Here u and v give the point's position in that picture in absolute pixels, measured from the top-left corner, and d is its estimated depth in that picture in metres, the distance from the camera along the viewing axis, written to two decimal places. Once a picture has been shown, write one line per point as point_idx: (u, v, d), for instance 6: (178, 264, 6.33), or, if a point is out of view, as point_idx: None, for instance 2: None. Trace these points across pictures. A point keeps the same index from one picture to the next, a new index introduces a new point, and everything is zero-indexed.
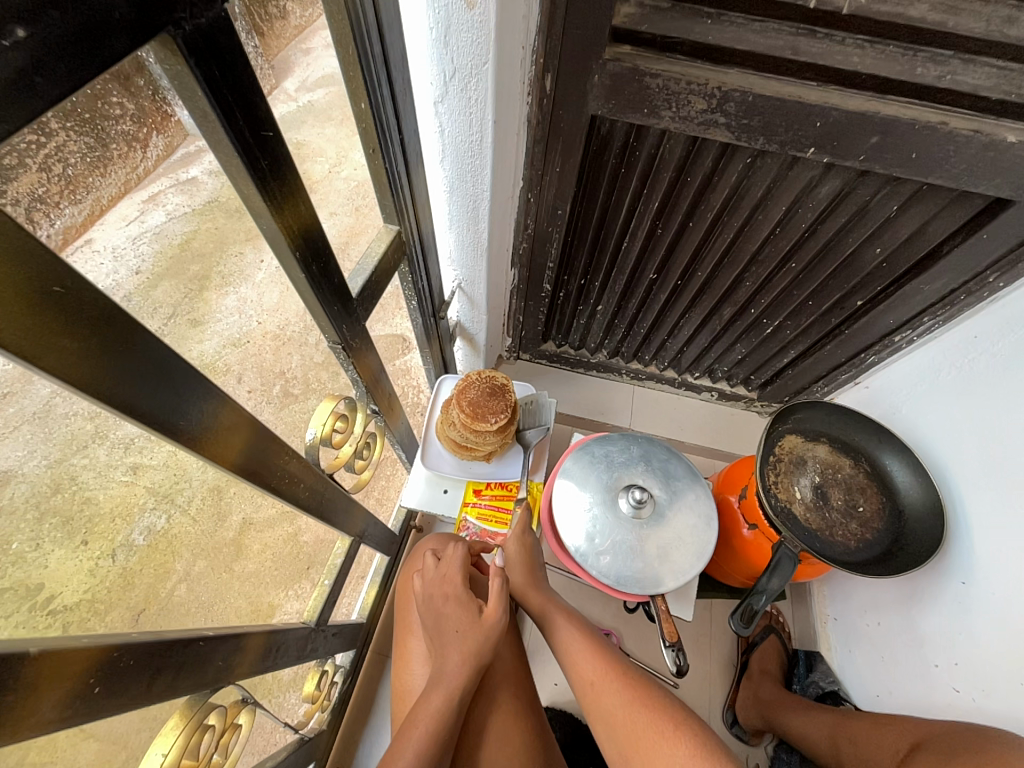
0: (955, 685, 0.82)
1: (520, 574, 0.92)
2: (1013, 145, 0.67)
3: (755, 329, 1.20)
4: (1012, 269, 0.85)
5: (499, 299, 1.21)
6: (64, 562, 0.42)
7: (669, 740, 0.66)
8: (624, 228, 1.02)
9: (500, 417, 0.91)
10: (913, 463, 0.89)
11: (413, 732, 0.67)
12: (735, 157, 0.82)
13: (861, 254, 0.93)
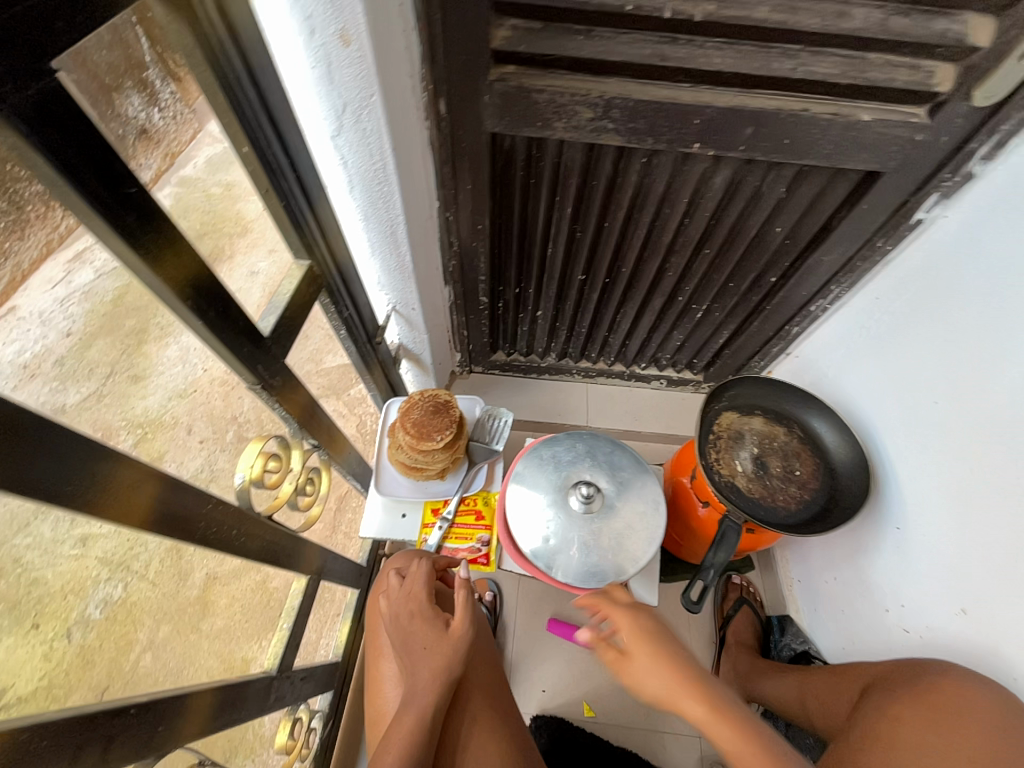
0: (904, 626, 0.87)
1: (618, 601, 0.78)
2: (869, 123, 0.74)
3: (687, 315, 1.25)
4: (898, 233, 0.92)
5: (438, 318, 1.22)
6: (14, 653, 0.42)
7: None
8: (545, 234, 1.05)
9: (445, 434, 0.92)
10: (838, 423, 0.95)
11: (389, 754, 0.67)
12: (632, 159, 0.86)
13: (765, 234, 0.99)
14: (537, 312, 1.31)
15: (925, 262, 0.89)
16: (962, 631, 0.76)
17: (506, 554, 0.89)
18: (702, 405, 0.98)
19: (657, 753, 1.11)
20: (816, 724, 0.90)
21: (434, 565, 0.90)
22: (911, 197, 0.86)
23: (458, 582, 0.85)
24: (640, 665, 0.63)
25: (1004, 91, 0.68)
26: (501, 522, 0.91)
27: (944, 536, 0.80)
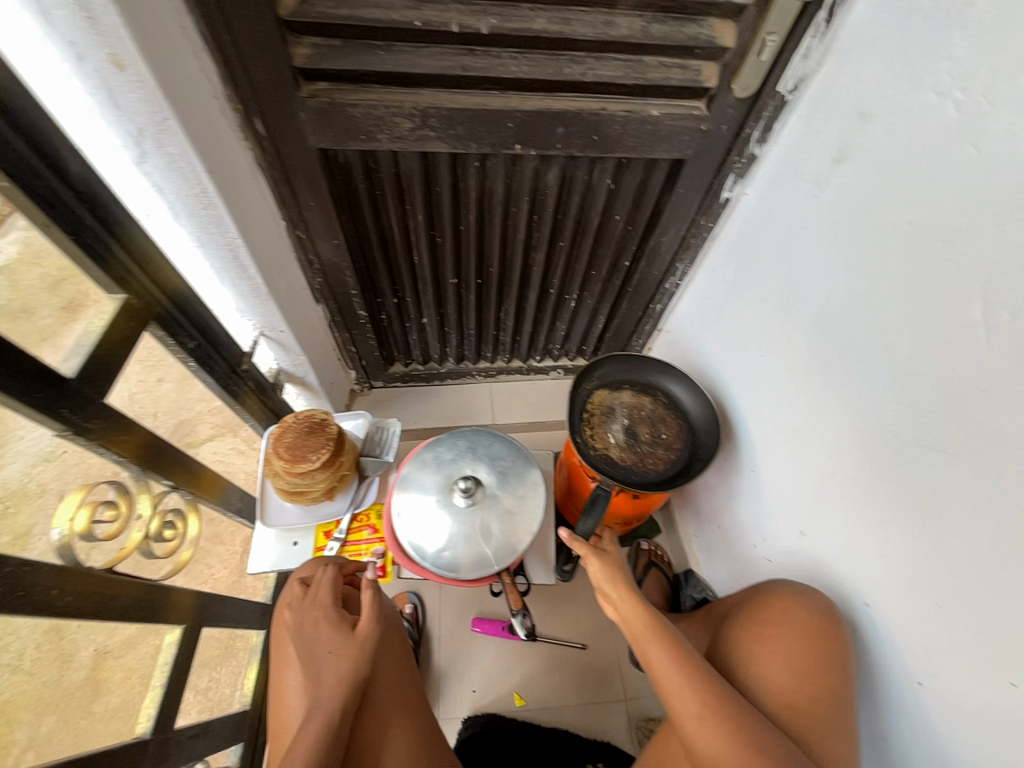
0: (768, 555, 0.97)
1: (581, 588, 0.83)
2: (660, 118, 0.83)
3: (563, 305, 1.33)
4: (715, 212, 1.04)
5: (316, 337, 1.20)
6: None
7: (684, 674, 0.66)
8: (406, 242, 1.07)
9: (321, 452, 0.91)
10: (692, 385, 1.05)
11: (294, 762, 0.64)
12: (466, 163, 0.91)
13: (607, 223, 1.07)
14: (422, 320, 1.32)
15: (738, 235, 1.02)
16: (803, 550, 0.86)
17: (397, 562, 0.89)
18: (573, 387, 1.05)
19: (589, 726, 1.14)
20: None
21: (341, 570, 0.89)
22: (714, 179, 0.98)
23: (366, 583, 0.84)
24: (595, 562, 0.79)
25: (756, 82, 0.79)
26: (390, 532, 0.91)
27: (783, 470, 0.91)
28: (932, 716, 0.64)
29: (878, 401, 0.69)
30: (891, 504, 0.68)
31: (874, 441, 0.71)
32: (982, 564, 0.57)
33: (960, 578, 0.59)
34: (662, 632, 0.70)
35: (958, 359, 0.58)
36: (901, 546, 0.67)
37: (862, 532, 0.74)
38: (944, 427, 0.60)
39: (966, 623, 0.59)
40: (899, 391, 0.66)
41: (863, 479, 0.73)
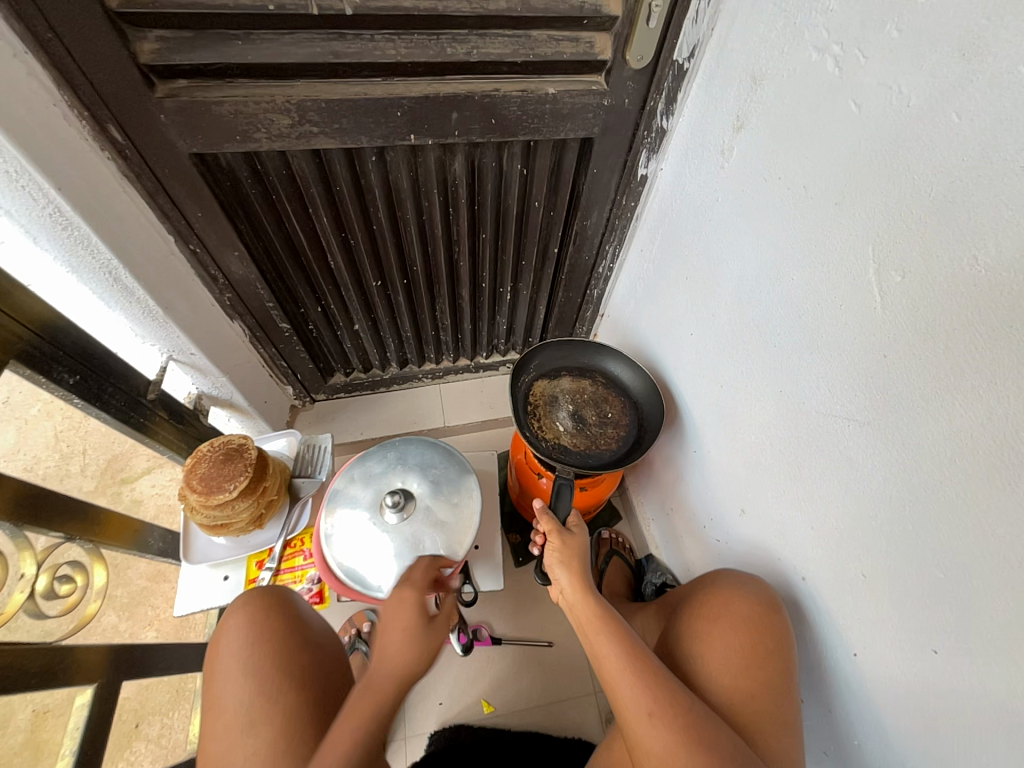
0: (716, 535, 0.96)
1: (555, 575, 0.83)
2: (557, 96, 0.80)
3: (500, 298, 1.29)
4: (634, 190, 1.02)
5: (237, 356, 1.13)
6: None
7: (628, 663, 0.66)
8: (316, 248, 1.01)
9: (239, 480, 0.85)
10: (627, 363, 1.04)
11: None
12: (363, 159, 0.85)
13: (528, 210, 1.03)
14: (354, 327, 1.27)
15: (659, 213, 0.99)
16: (744, 528, 0.85)
17: (329, 587, 0.83)
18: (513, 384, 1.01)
19: (559, 724, 1.12)
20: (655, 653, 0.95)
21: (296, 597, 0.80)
22: (627, 156, 0.95)
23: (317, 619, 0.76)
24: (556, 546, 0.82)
25: (650, 52, 0.77)
26: (320, 557, 0.85)
27: (719, 448, 0.90)
28: (868, 685, 0.63)
29: (794, 373, 0.68)
30: (813, 476, 0.67)
31: (794, 413, 0.69)
32: (897, 532, 0.56)
33: (881, 548, 0.58)
34: (606, 621, 0.71)
35: (858, 325, 0.57)
36: (826, 518, 0.66)
37: (790, 506, 0.73)
38: (851, 395, 0.59)
39: (889, 592, 0.58)
40: (812, 360, 0.64)
41: (788, 452, 0.72)
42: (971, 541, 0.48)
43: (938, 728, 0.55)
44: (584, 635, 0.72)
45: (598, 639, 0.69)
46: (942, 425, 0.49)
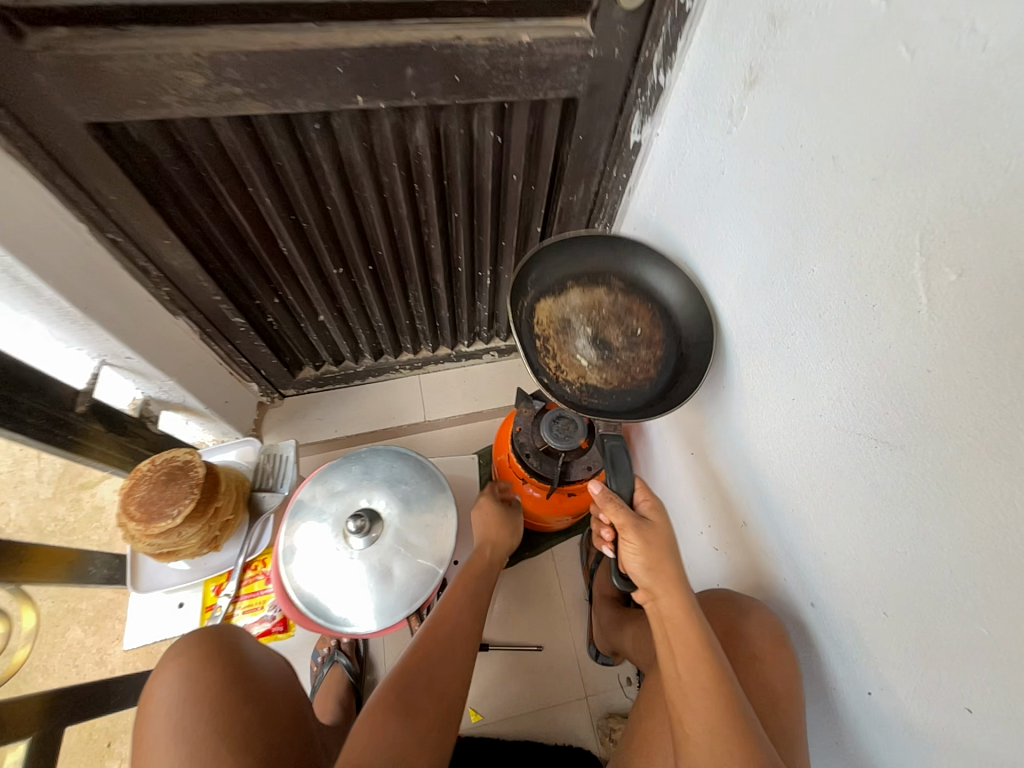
0: (713, 544, 0.89)
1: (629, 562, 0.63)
2: (533, 45, 0.67)
3: (479, 283, 1.17)
4: (625, 160, 0.90)
5: (187, 356, 1.02)
6: None
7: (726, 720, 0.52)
8: (263, 232, 0.88)
9: (183, 504, 0.76)
10: (654, 255, 0.80)
11: (448, 659, 0.76)
12: (304, 127, 0.72)
13: (505, 185, 0.91)
14: (319, 317, 1.15)
15: (655, 186, 0.87)
16: (745, 541, 0.78)
17: (288, 619, 0.74)
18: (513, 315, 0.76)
19: (549, 731, 1.08)
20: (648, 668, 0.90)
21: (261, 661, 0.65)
22: (618, 119, 0.82)
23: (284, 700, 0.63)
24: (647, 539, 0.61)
25: None
26: (278, 585, 0.76)
27: (720, 454, 0.81)
28: (885, 725, 0.57)
29: (812, 381, 0.58)
30: (830, 498, 0.59)
31: (811, 425, 0.60)
32: (929, 572, 0.48)
33: (908, 586, 0.51)
34: (703, 649, 0.55)
35: (895, 331, 0.47)
36: (843, 545, 0.58)
37: (796, 524, 0.65)
38: (880, 413, 0.50)
39: (915, 635, 0.51)
40: (832, 367, 0.55)
41: (801, 467, 0.63)
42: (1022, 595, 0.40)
43: None
44: (671, 655, 0.56)
45: (685, 664, 0.55)
46: (997, 461, 0.40)
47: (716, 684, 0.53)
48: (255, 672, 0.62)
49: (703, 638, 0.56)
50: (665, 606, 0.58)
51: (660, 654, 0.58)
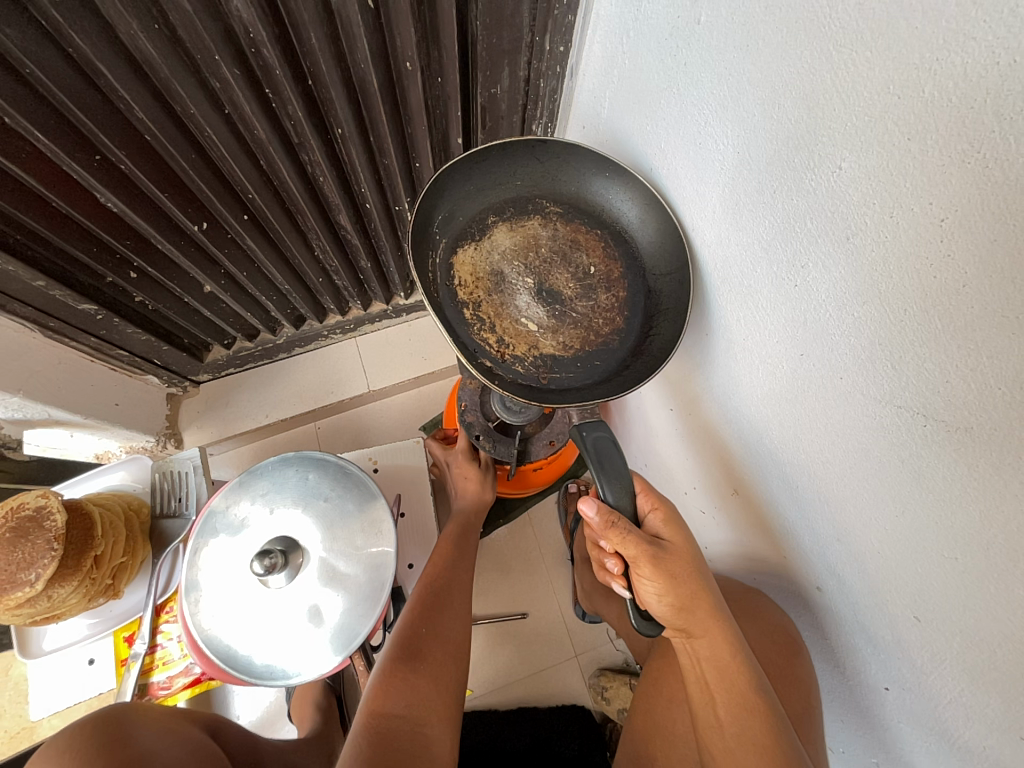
0: (700, 508, 0.78)
1: (647, 596, 0.50)
2: None
3: (399, 221, 0.93)
4: (560, 25, 0.65)
5: (30, 362, 0.80)
6: None
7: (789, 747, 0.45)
8: (66, 186, 0.62)
9: (41, 567, 0.59)
10: (592, 157, 0.59)
11: (449, 607, 0.69)
12: (38, 3, 0.45)
13: (399, 79, 0.65)
14: (204, 289, 0.91)
15: (606, 57, 0.63)
16: (736, 510, 0.67)
17: (210, 673, 0.62)
18: (427, 286, 0.55)
19: (540, 695, 1.06)
20: (638, 639, 0.84)
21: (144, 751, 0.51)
22: None
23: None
24: (670, 566, 0.49)
25: None
26: (187, 634, 0.62)
27: (703, 409, 0.67)
28: (899, 721, 0.50)
29: (832, 331, 0.42)
30: (849, 480, 0.45)
31: (828, 390, 0.45)
32: (985, 590, 0.36)
33: (951, 598, 0.39)
34: (750, 692, 0.47)
35: (976, 258, 0.30)
36: (860, 533, 0.46)
37: (807, 504, 0.52)
38: (934, 383, 0.35)
39: (954, 648, 0.40)
40: (865, 315, 0.38)
41: (810, 439, 0.49)
42: None
43: None
44: (711, 700, 0.48)
45: (729, 712, 0.47)
46: None
47: (767, 734, 0.45)
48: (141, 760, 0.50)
49: (748, 676, 0.48)
50: (703, 645, 0.49)
51: (694, 694, 0.50)
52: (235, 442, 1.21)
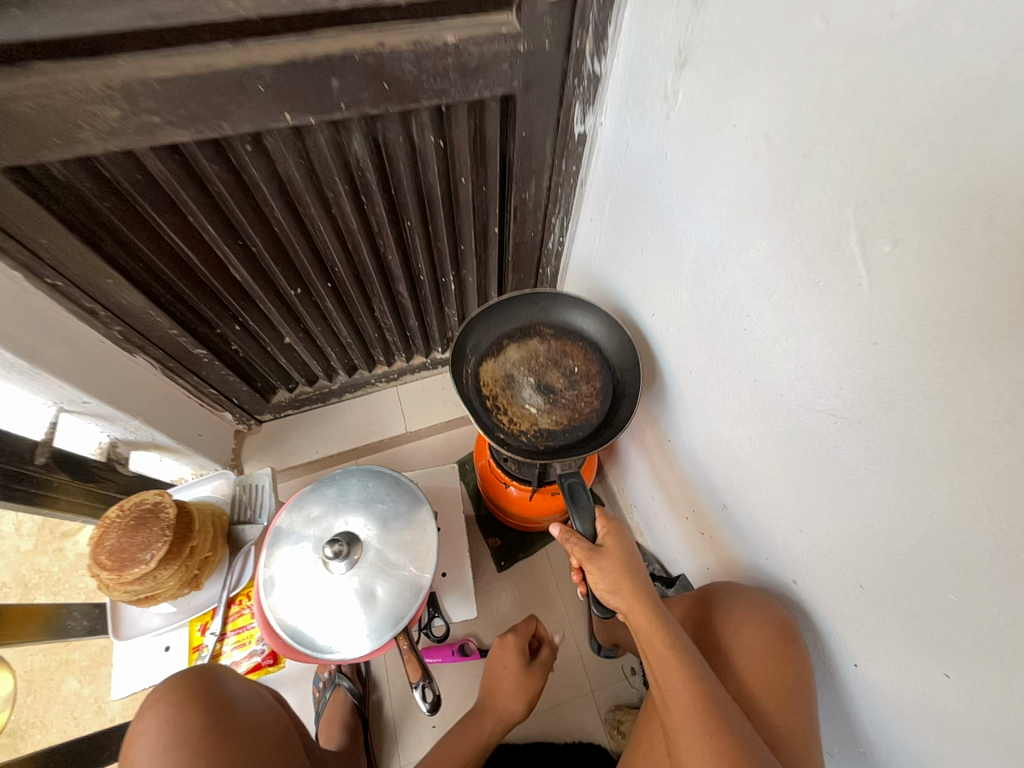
0: (701, 529, 0.89)
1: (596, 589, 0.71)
2: (460, 46, 0.65)
3: (444, 289, 1.15)
4: (574, 152, 0.89)
5: (149, 394, 1.00)
6: None
7: (691, 682, 0.58)
8: (213, 262, 0.85)
9: (156, 547, 0.74)
10: (571, 300, 0.91)
11: None
12: (236, 150, 0.70)
13: (456, 188, 0.89)
14: (285, 340, 1.12)
15: (607, 174, 0.86)
16: (728, 524, 0.78)
17: (278, 651, 0.74)
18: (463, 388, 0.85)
19: (557, 730, 1.08)
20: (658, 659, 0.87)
21: (225, 685, 0.64)
22: (559, 111, 0.80)
23: (263, 702, 0.66)
24: (597, 563, 0.70)
25: None
26: (263, 616, 0.75)
27: (696, 436, 0.80)
28: (872, 698, 0.57)
29: (772, 361, 0.58)
30: (803, 477, 0.58)
31: (776, 407, 0.59)
32: (896, 542, 0.48)
33: (885, 562, 0.50)
34: (662, 640, 0.62)
35: (843, 304, 0.46)
36: (818, 522, 0.58)
37: (781, 504, 0.64)
38: (838, 390, 0.49)
39: (893, 607, 0.50)
40: (789, 347, 0.54)
41: (771, 448, 0.62)
42: (989, 559, 0.40)
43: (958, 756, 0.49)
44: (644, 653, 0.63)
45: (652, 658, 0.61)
46: (950, 431, 0.40)
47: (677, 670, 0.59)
48: (231, 701, 0.61)
49: (660, 629, 0.63)
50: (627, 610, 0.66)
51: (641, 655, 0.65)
52: (286, 475, 1.37)
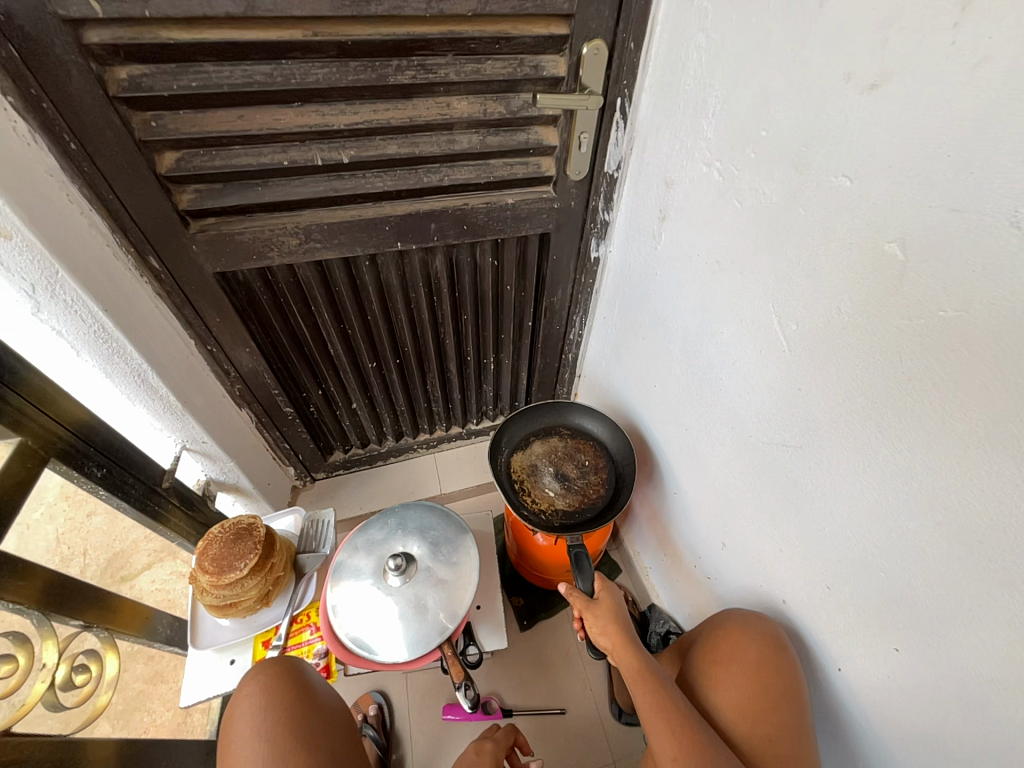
0: (707, 574, 0.99)
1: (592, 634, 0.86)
2: (516, 203, 0.99)
3: (485, 370, 1.41)
4: (591, 270, 1.20)
5: (243, 443, 1.22)
6: None
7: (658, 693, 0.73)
8: (318, 339, 1.14)
9: (250, 558, 0.90)
10: (583, 408, 1.17)
11: None
12: (357, 264, 1.01)
13: (503, 293, 1.19)
14: (352, 407, 1.37)
15: (615, 285, 1.16)
16: (727, 560, 0.90)
17: (337, 655, 0.87)
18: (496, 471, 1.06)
19: None
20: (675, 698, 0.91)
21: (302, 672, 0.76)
22: (580, 242, 1.13)
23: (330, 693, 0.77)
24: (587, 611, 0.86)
25: (586, 167, 0.97)
26: (327, 624, 0.88)
27: (694, 484, 0.97)
28: (859, 699, 0.66)
29: (741, 413, 0.78)
30: (774, 502, 0.74)
31: (749, 449, 0.78)
32: (844, 539, 0.63)
33: (841, 561, 0.64)
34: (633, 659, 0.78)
35: (778, 365, 0.68)
36: (791, 539, 0.72)
37: (764, 531, 0.78)
38: (785, 426, 0.69)
39: (854, 599, 0.63)
40: (751, 399, 0.75)
41: (750, 484, 0.79)
42: (896, 539, 0.56)
43: (927, 734, 0.58)
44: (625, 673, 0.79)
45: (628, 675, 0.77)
46: (853, 443, 0.59)
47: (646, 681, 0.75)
48: (310, 685, 0.74)
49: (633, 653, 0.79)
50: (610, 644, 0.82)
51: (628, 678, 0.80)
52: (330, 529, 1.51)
